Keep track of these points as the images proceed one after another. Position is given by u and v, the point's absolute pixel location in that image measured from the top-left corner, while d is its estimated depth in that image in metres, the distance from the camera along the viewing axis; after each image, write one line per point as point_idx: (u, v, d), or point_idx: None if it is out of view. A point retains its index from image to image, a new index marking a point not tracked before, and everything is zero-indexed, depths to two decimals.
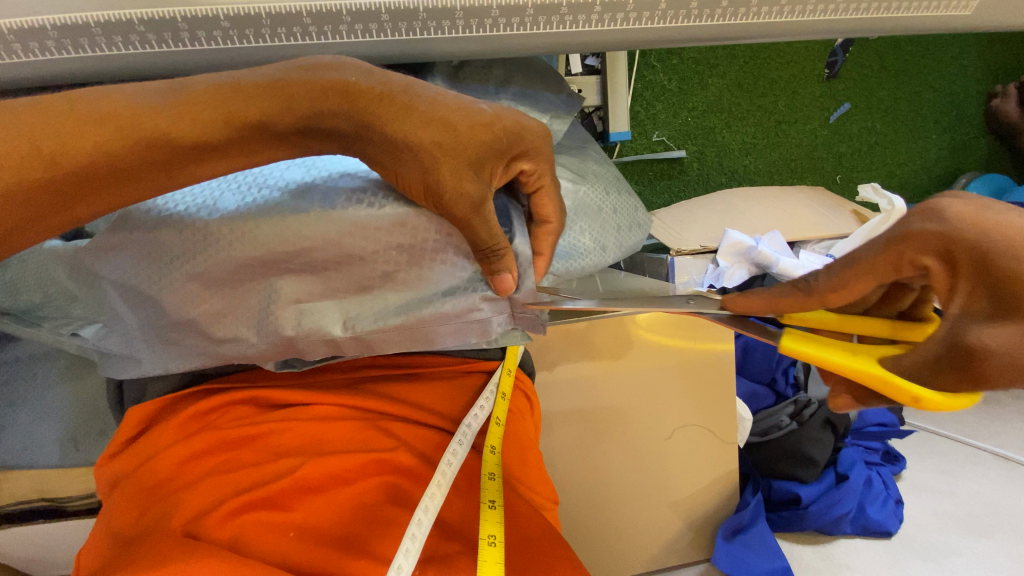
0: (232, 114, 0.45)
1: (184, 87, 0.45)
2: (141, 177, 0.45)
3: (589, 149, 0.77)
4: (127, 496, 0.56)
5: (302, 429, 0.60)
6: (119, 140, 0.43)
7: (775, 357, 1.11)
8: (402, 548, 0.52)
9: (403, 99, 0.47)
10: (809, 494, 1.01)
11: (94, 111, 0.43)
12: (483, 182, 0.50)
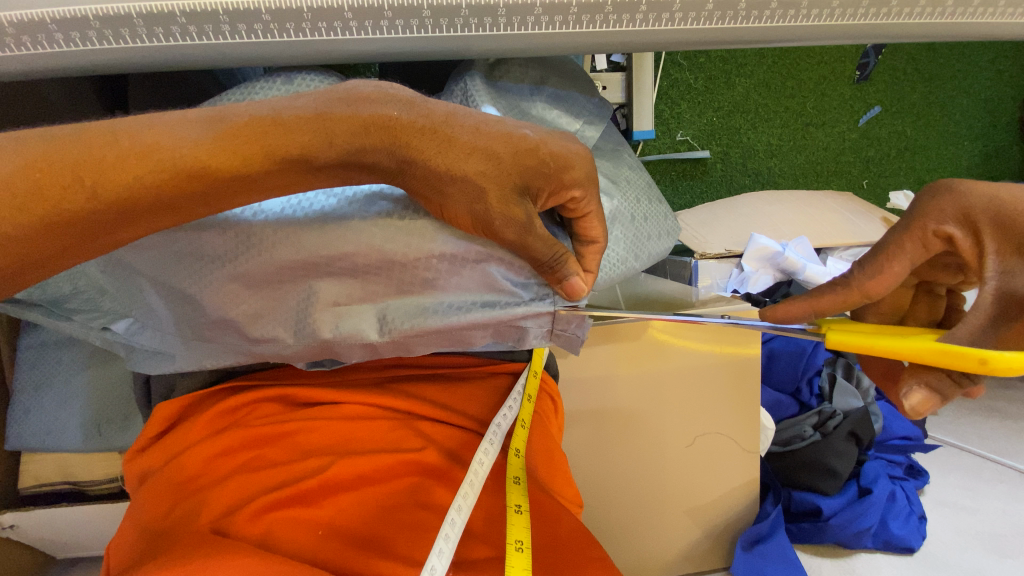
0: (271, 147, 0.43)
1: (226, 114, 0.44)
2: (181, 206, 0.44)
3: (623, 152, 0.75)
4: (155, 492, 0.56)
5: (331, 427, 0.59)
6: (165, 173, 0.42)
7: (801, 365, 1.09)
8: (435, 550, 0.51)
9: (445, 131, 0.46)
10: (832, 507, 0.99)
11: (135, 142, 0.42)
12: (529, 206, 0.49)
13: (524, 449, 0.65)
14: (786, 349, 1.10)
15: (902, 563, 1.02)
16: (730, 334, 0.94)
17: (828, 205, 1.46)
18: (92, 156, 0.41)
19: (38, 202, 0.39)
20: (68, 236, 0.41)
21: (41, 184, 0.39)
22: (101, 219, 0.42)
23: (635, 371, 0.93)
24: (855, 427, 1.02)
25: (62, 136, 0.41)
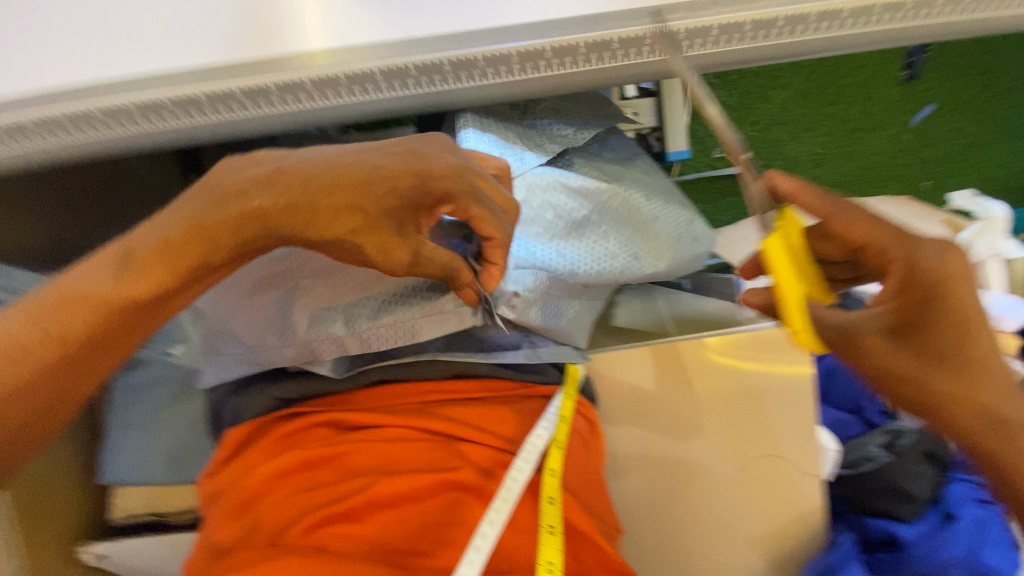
0: (202, 240, 0.52)
1: (147, 234, 0.52)
2: (133, 326, 0.54)
3: (636, 160, 0.82)
4: (225, 510, 0.62)
5: (375, 449, 0.63)
6: (117, 293, 0.52)
7: (861, 379, 1.03)
8: (466, 561, 0.56)
9: (305, 202, 0.52)
10: (909, 533, 0.92)
11: (85, 283, 0.52)
12: (409, 240, 0.54)
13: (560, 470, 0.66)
14: (843, 364, 1.04)
15: None
16: (774, 348, 0.91)
17: (882, 209, 1.39)
18: (54, 312, 0.51)
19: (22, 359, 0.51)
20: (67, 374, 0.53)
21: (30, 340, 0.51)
22: (85, 351, 0.53)
23: (679, 408, 0.92)
24: (930, 447, 0.96)
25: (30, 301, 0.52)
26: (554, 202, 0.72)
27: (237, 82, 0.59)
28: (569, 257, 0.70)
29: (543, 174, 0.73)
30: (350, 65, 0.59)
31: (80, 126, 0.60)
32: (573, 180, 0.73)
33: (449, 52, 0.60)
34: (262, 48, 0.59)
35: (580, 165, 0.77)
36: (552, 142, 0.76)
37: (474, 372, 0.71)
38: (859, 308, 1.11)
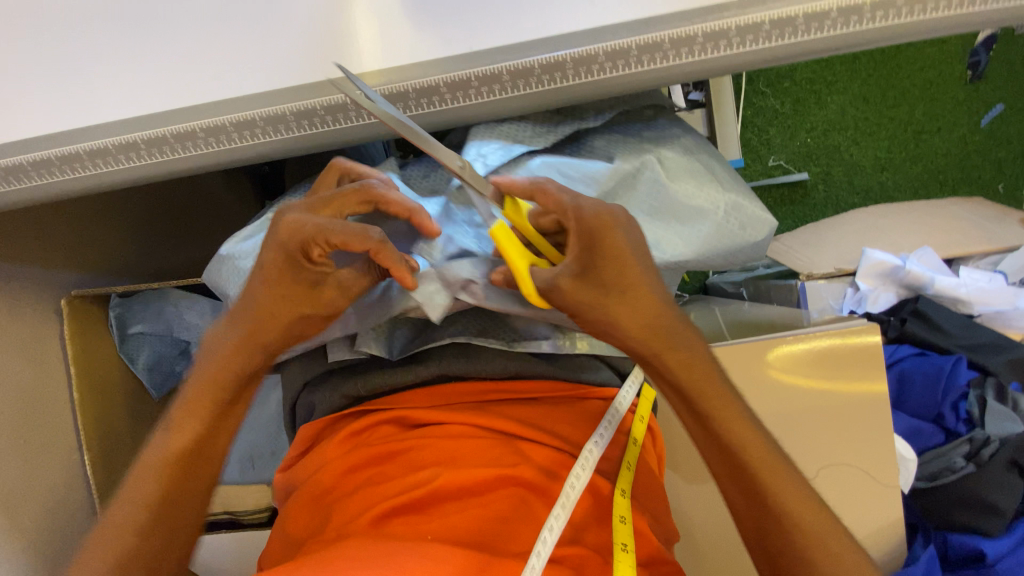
0: (245, 347, 0.65)
1: (209, 364, 0.65)
2: (195, 462, 0.63)
3: (683, 141, 0.76)
4: (301, 502, 0.66)
5: (439, 445, 0.65)
6: (211, 391, 0.64)
7: (940, 386, 0.97)
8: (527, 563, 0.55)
9: (257, 316, 0.64)
10: (997, 549, 0.85)
11: (192, 400, 0.64)
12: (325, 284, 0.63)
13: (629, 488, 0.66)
14: (919, 369, 0.99)
15: None
16: (846, 363, 0.88)
17: (954, 211, 1.31)
18: (164, 441, 0.62)
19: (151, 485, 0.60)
20: (192, 490, 0.62)
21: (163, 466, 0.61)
22: (196, 470, 0.63)
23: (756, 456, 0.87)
24: (1017, 455, 0.88)
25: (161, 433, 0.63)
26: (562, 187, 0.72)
27: (319, 99, 0.64)
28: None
29: (545, 162, 0.71)
30: (419, 79, 0.64)
31: (182, 144, 0.66)
32: (584, 165, 0.72)
33: (508, 62, 0.63)
34: (340, 69, 0.65)
35: (596, 147, 0.76)
36: (568, 125, 0.75)
37: (532, 372, 0.71)
38: (935, 313, 1.06)
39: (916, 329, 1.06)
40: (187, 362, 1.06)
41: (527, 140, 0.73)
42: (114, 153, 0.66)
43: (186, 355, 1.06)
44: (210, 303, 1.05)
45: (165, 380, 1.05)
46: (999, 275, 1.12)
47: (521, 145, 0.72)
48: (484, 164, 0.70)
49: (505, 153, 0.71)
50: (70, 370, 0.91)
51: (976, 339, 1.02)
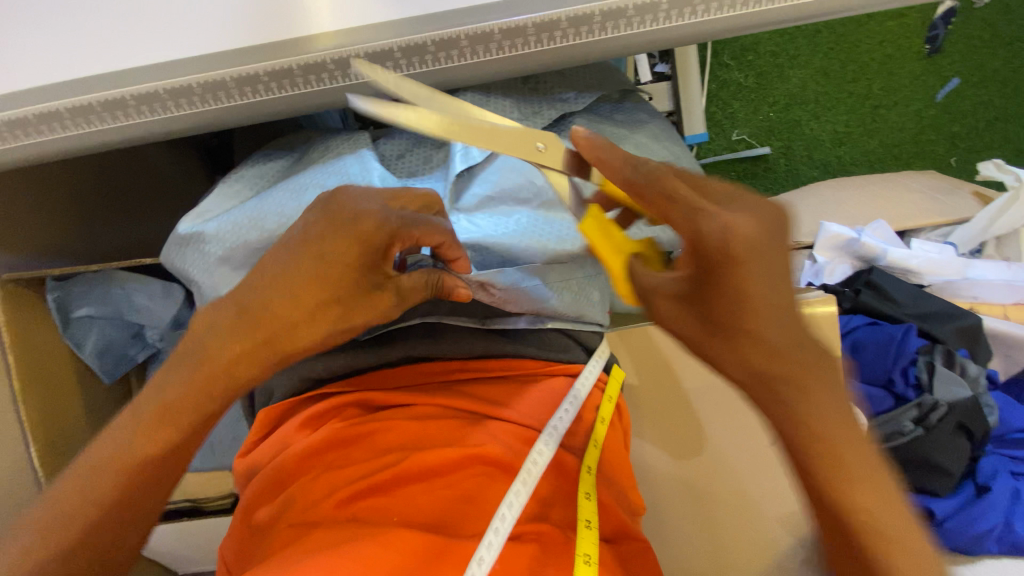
0: (249, 341, 0.55)
1: (194, 349, 0.55)
2: (158, 482, 0.54)
3: (648, 124, 0.79)
4: (261, 489, 0.64)
5: (403, 428, 0.62)
6: (205, 386, 0.54)
7: (893, 354, 0.99)
8: (484, 542, 0.54)
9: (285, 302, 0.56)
10: (943, 508, 0.90)
11: (168, 391, 0.54)
12: (391, 286, 0.59)
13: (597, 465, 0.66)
14: (871, 338, 1.02)
15: None
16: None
17: (908, 182, 1.34)
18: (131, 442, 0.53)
19: (113, 469, 0.52)
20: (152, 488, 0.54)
21: (122, 451, 0.52)
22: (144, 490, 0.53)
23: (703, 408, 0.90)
24: (961, 418, 0.93)
25: (127, 416, 0.55)
26: None
27: (262, 63, 0.60)
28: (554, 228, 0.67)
29: None
30: (369, 43, 0.60)
31: (112, 113, 0.61)
32: None
33: (466, 26, 0.59)
34: (285, 32, 0.61)
35: (572, 128, 0.75)
36: (551, 107, 0.73)
37: (498, 350, 0.70)
38: (886, 284, 1.08)
39: (868, 299, 1.08)
40: (142, 345, 1.01)
41: (508, 123, 0.71)
42: (34, 123, 0.61)
43: (141, 339, 1.01)
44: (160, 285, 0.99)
45: (117, 364, 0.99)
46: (947, 247, 1.16)
47: (510, 122, 0.70)
48: (481, 144, 0.69)
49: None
50: (7, 357, 0.84)
51: (923, 308, 1.06)
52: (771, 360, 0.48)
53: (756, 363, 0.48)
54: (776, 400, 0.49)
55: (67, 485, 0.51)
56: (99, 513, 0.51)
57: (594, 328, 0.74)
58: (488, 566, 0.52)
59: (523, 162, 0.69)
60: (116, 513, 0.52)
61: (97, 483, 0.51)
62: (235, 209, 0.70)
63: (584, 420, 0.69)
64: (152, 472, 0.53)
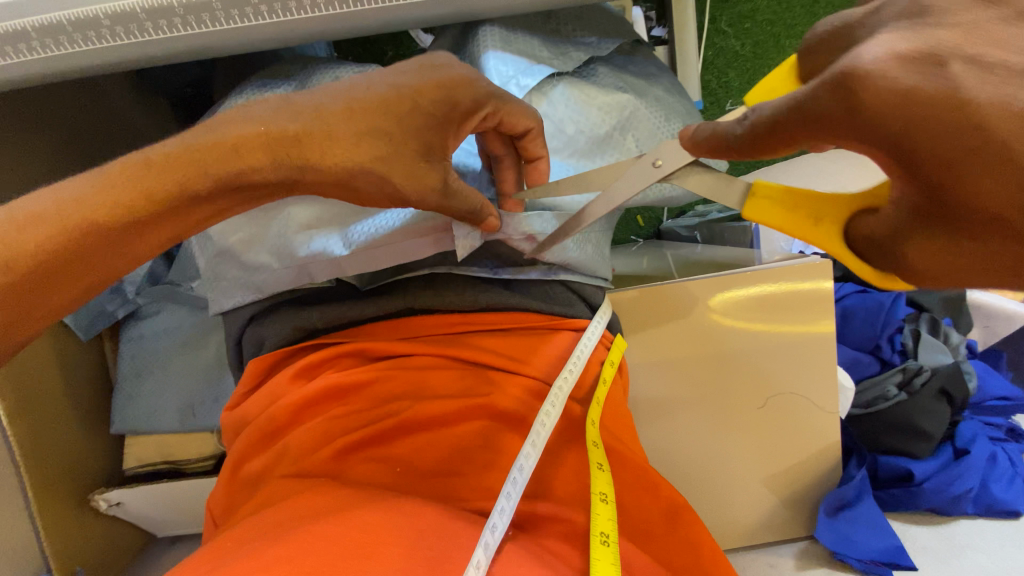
0: (267, 150, 0.47)
1: (212, 130, 0.47)
2: (94, 262, 0.45)
3: (662, 77, 0.76)
4: (253, 440, 0.62)
5: (405, 376, 0.62)
6: (193, 169, 0.46)
7: (881, 321, 1.01)
8: (497, 508, 0.52)
9: (321, 129, 0.48)
10: (923, 470, 0.93)
11: (160, 158, 0.45)
12: (438, 165, 0.52)
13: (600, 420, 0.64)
14: (862, 304, 1.03)
15: (1008, 530, 0.91)
16: (800, 306, 0.90)
17: None
18: (78, 199, 0.43)
19: (40, 227, 0.42)
20: (91, 264, 0.45)
21: (71, 204, 0.43)
22: (74, 271, 0.44)
23: (689, 356, 0.93)
24: (945, 383, 0.95)
25: (81, 176, 0.46)
26: (571, 116, 0.67)
27: None
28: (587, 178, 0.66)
29: (565, 91, 0.68)
30: None
31: (84, 33, 0.56)
32: (590, 93, 0.69)
33: None
34: None
35: (600, 73, 0.72)
36: (578, 50, 0.71)
37: (502, 303, 0.67)
38: None
39: None
40: (120, 300, 1.03)
41: (540, 66, 0.68)
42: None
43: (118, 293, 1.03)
44: None
45: (94, 321, 1.00)
46: None
47: (537, 66, 0.68)
48: (515, 90, 0.66)
49: (528, 81, 0.67)
50: None
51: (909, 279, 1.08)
52: (993, 183, 0.31)
53: (947, 201, 0.34)
54: (968, 254, 0.35)
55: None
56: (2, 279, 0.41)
57: (595, 283, 0.73)
58: (501, 531, 0.50)
59: (553, 108, 0.67)
60: (14, 288, 0.42)
61: (24, 235, 0.42)
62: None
63: (588, 375, 0.68)
64: (74, 254, 0.43)
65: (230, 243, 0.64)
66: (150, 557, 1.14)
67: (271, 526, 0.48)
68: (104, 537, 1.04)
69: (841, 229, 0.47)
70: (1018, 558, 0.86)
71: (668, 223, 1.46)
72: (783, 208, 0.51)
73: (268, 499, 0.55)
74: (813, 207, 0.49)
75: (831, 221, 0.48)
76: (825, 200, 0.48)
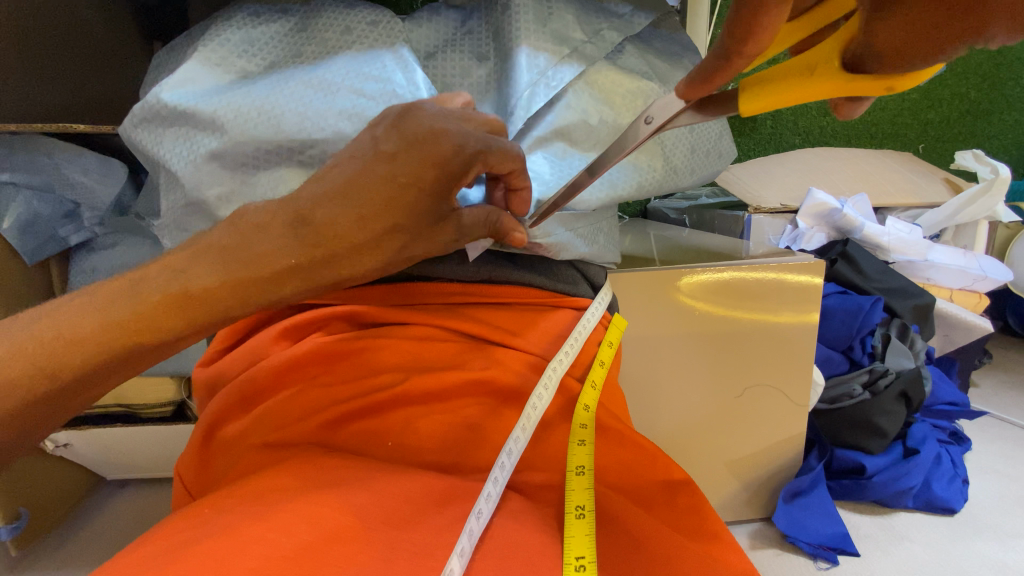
0: (302, 275, 0.49)
1: (249, 257, 0.47)
2: (135, 368, 0.47)
3: (686, 56, 0.69)
4: (230, 402, 0.58)
5: (400, 345, 0.58)
6: (232, 297, 0.47)
7: (858, 322, 1.04)
8: (484, 493, 0.50)
9: (349, 242, 0.49)
10: (875, 465, 0.99)
11: (198, 290, 0.46)
12: (451, 225, 0.53)
13: (595, 405, 0.62)
14: (842, 306, 1.05)
15: (942, 524, 0.99)
16: (779, 297, 0.91)
17: (885, 162, 1.37)
18: (117, 322, 0.44)
19: (83, 350, 0.43)
20: (133, 367, 0.46)
21: (114, 323, 0.44)
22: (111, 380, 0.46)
23: (674, 337, 0.93)
24: (906, 387, 1.00)
25: (116, 288, 0.46)
26: (596, 109, 0.62)
27: None
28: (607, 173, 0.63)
29: (585, 84, 0.62)
30: None
31: None
32: (616, 84, 0.63)
33: None
34: None
35: (628, 56, 0.66)
36: (611, 28, 0.64)
37: (504, 276, 0.64)
38: (860, 256, 1.13)
39: (843, 269, 1.12)
40: (75, 227, 0.95)
41: (570, 60, 0.62)
42: None
43: (75, 219, 0.94)
44: (97, 158, 0.92)
45: (43, 245, 0.93)
46: (916, 227, 1.20)
47: (559, 41, 0.62)
48: (549, 83, 0.61)
49: (559, 76, 0.61)
50: None
51: (889, 283, 1.11)
52: None
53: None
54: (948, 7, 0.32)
55: (33, 337, 0.43)
56: (44, 394, 0.42)
57: (600, 263, 0.72)
58: (486, 518, 0.48)
59: (577, 101, 0.62)
60: (58, 402, 0.43)
61: (61, 363, 0.42)
62: (232, 88, 0.58)
63: (585, 354, 0.66)
64: (117, 369, 0.45)
65: (206, 198, 0.57)
66: (101, 495, 1.10)
67: (248, 500, 0.46)
68: (51, 478, 0.98)
69: (842, 66, 0.40)
70: (949, 551, 0.93)
71: (656, 202, 1.44)
72: (771, 83, 0.43)
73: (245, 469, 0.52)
74: (799, 64, 0.42)
75: (825, 64, 0.41)
76: (804, 57, 0.42)
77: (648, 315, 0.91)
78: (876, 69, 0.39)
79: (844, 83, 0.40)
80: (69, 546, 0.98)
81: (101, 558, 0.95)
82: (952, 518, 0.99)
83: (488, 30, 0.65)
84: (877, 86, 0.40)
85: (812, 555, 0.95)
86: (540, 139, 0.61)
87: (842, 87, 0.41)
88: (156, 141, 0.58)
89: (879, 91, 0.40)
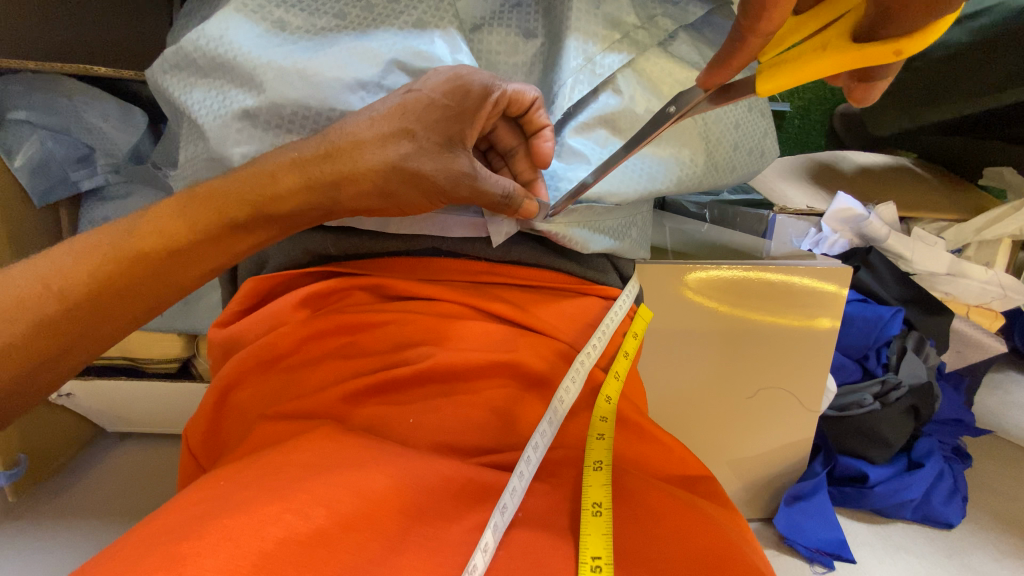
0: (299, 175, 0.48)
1: (251, 163, 0.48)
2: (140, 291, 0.45)
3: None
4: (246, 365, 0.57)
5: (423, 322, 0.57)
6: (235, 202, 0.47)
7: (876, 332, 1.04)
8: (509, 487, 0.49)
9: (348, 138, 0.49)
10: (878, 475, 1.00)
11: (204, 191, 0.47)
12: (463, 155, 0.51)
13: (616, 398, 0.61)
14: (862, 314, 1.04)
15: (937, 537, 0.99)
16: (796, 298, 0.89)
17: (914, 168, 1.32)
18: (127, 232, 0.45)
19: (93, 259, 0.44)
20: (142, 292, 0.46)
21: (125, 235, 0.45)
22: (120, 301, 0.45)
23: (680, 330, 0.91)
24: (916, 401, 1.01)
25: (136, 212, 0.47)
26: (642, 95, 0.59)
27: None
28: (646, 166, 0.61)
29: (636, 76, 0.60)
30: None
31: None
32: (670, 70, 0.60)
33: None
34: None
35: (681, 44, 0.61)
36: (665, 15, 0.60)
37: (533, 260, 0.62)
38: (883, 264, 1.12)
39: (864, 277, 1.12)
40: (88, 171, 0.90)
41: (620, 46, 0.58)
42: None
43: (88, 164, 0.90)
44: (117, 105, 0.90)
45: (54, 187, 0.88)
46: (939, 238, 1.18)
47: (614, 23, 0.58)
48: (592, 72, 0.58)
49: (607, 63, 0.58)
50: None
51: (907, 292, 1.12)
52: None
53: None
54: None
55: (49, 260, 0.43)
56: (55, 307, 0.42)
57: (632, 257, 0.70)
58: (511, 513, 0.47)
59: (627, 87, 0.59)
60: (66, 320, 0.43)
61: (76, 267, 0.43)
62: (270, 40, 0.54)
63: (610, 347, 0.64)
64: (123, 283, 0.44)
65: (231, 156, 0.55)
66: (99, 446, 1.09)
67: (266, 472, 0.45)
68: (49, 423, 0.98)
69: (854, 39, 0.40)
70: (942, 564, 0.94)
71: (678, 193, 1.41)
72: (789, 62, 0.42)
73: (262, 440, 0.51)
74: (813, 42, 0.42)
75: (837, 38, 0.41)
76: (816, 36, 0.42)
77: (655, 304, 0.89)
78: (884, 34, 0.38)
79: (856, 53, 0.40)
80: (65, 494, 0.97)
81: (98, 509, 0.95)
82: (948, 532, 1.00)
83: (539, 6, 0.61)
84: (888, 54, 0.39)
85: (808, 559, 0.96)
86: (583, 125, 0.59)
87: (856, 61, 0.40)
88: (187, 91, 0.56)
89: (888, 55, 0.39)
